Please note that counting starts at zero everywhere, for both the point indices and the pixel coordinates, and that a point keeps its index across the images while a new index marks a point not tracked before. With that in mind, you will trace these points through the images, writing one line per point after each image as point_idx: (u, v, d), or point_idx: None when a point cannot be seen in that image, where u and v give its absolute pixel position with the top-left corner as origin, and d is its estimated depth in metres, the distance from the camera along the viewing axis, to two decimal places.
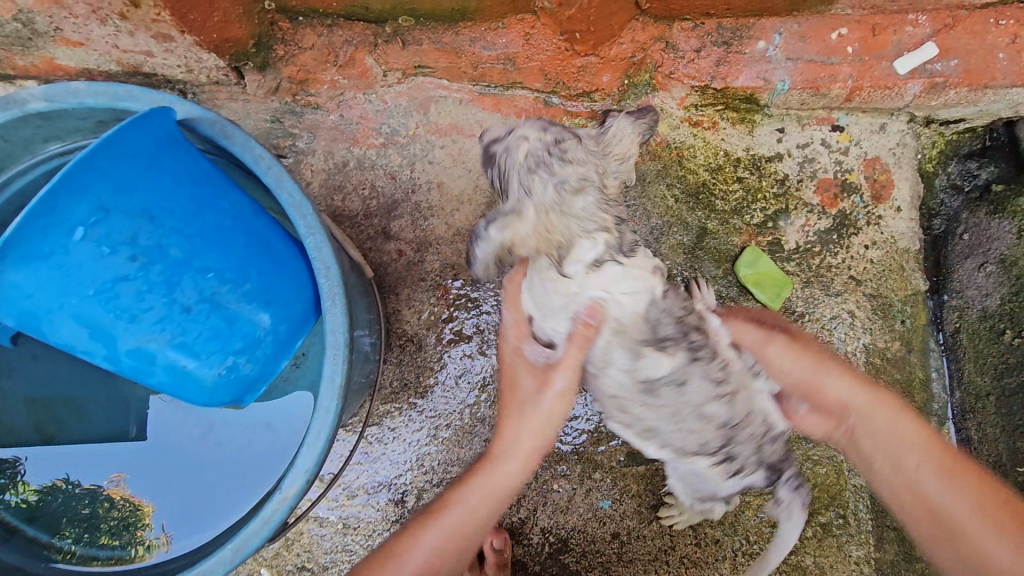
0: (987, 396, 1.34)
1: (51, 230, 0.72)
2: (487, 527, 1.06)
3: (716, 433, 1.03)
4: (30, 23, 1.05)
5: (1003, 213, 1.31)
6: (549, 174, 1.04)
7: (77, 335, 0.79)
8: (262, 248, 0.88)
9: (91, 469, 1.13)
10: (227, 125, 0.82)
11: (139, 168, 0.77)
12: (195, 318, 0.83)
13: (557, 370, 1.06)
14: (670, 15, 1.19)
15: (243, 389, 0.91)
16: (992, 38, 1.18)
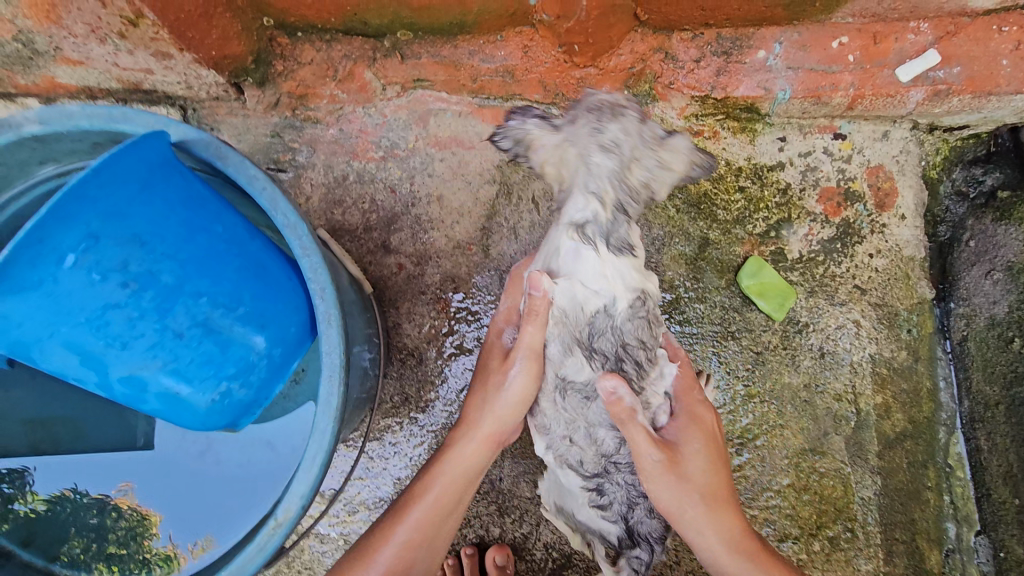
0: (996, 405, 1.31)
1: (40, 260, 0.71)
2: (457, 515, 1.05)
3: (594, 456, 1.09)
4: (29, 43, 1.04)
5: (1010, 219, 1.28)
6: (596, 123, 1.13)
7: (68, 362, 0.79)
8: (256, 271, 0.88)
9: (97, 478, 1.13)
10: (222, 147, 0.82)
11: (132, 194, 0.76)
12: (188, 343, 0.83)
13: (516, 352, 1.03)
14: (669, 25, 1.18)
15: (237, 412, 0.92)
16: (996, 44, 1.17)
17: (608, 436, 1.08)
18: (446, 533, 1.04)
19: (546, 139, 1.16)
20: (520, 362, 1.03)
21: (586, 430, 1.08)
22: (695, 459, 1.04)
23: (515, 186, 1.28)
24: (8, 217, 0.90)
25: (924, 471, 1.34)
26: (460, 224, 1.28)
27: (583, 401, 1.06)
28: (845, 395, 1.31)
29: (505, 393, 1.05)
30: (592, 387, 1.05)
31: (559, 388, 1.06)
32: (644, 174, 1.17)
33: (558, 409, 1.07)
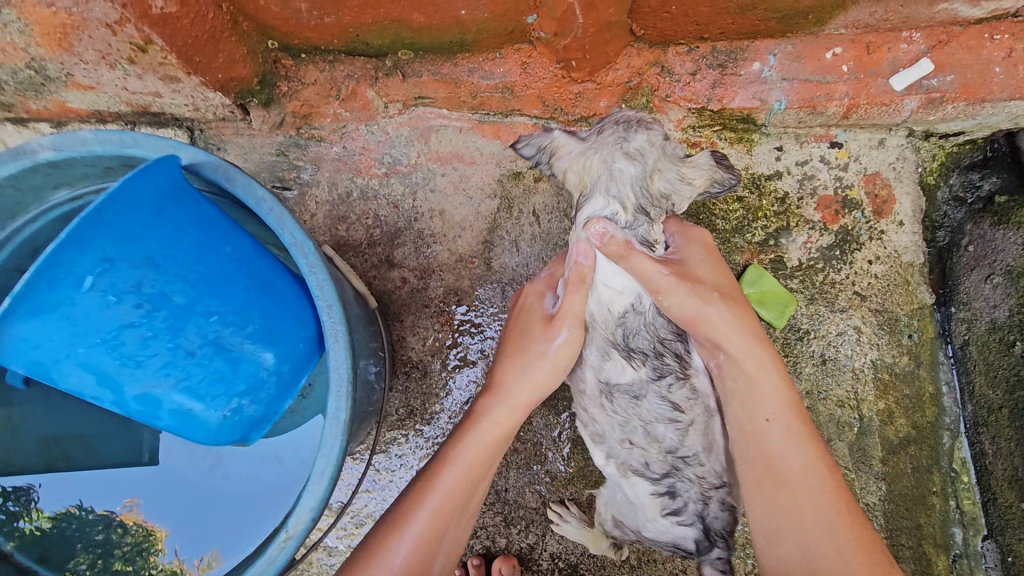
0: (999, 409, 1.32)
1: (58, 283, 0.74)
2: (479, 490, 1.04)
3: (658, 455, 1.13)
4: (42, 70, 1.08)
5: (1008, 224, 1.29)
6: (621, 136, 1.06)
7: (84, 382, 0.81)
8: (264, 290, 0.91)
9: (104, 494, 1.15)
10: (230, 168, 0.84)
11: (145, 217, 0.79)
12: (200, 361, 0.85)
13: (558, 319, 1.07)
14: (665, 40, 1.20)
15: (248, 428, 0.94)
16: (988, 52, 1.19)
17: (668, 431, 1.12)
18: (472, 506, 1.04)
19: (571, 147, 1.11)
20: (565, 328, 1.07)
21: (642, 429, 1.12)
22: (704, 272, 1.08)
23: (515, 200, 1.30)
24: (22, 240, 0.92)
25: (928, 475, 1.34)
26: (462, 238, 1.30)
27: (631, 400, 1.12)
28: (848, 401, 1.32)
29: (550, 360, 1.08)
30: (637, 386, 1.11)
31: (604, 392, 1.12)
32: (666, 186, 1.10)
33: (608, 412, 1.13)
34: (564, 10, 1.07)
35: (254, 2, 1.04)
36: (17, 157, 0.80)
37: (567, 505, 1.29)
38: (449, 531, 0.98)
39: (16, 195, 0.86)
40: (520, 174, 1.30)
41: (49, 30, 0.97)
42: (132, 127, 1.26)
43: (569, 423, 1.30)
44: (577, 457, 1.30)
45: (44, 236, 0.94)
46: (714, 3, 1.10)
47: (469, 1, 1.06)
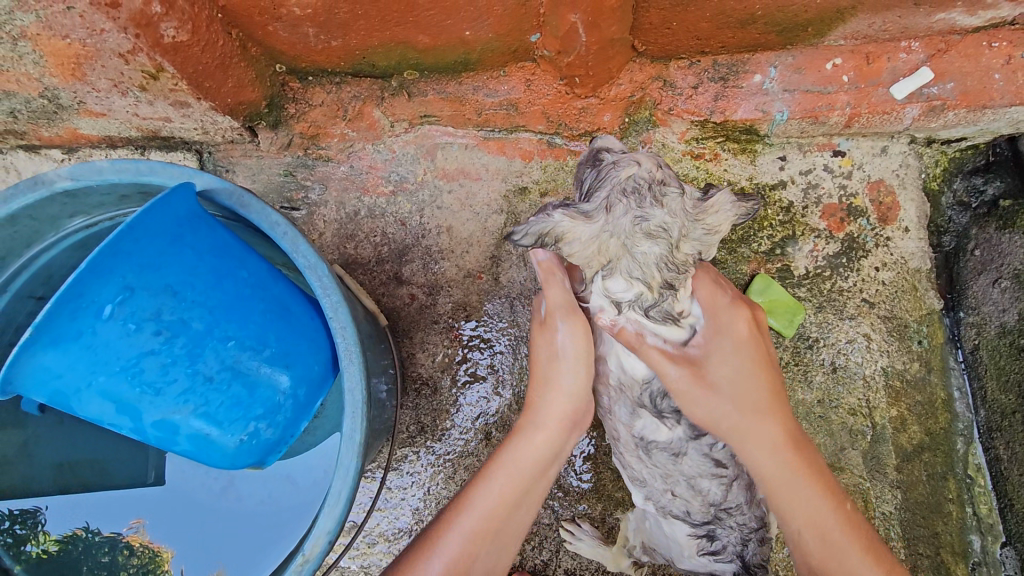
0: (1013, 414, 1.31)
1: (80, 313, 0.77)
2: (517, 507, 1.06)
3: (702, 507, 1.10)
4: (55, 98, 1.10)
5: (1013, 228, 1.31)
6: (636, 203, 0.89)
7: (104, 410, 0.82)
8: (280, 313, 0.91)
9: (111, 516, 1.14)
10: (244, 195, 0.85)
11: (162, 245, 0.80)
12: (217, 387, 0.86)
13: (558, 314, 1.06)
14: (667, 54, 1.22)
15: (265, 451, 0.94)
16: (987, 60, 1.20)
17: (713, 486, 1.09)
18: (515, 521, 1.06)
19: (580, 232, 0.93)
20: (562, 321, 1.06)
21: (686, 481, 1.09)
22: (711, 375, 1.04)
23: (522, 214, 1.31)
24: (37, 267, 0.93)
25: (944, 483, 1.33)
26: (470, 253, 1.31)
27: (670, 457, 1.09)
28: (859, 409, 1.31)
29: (566, 362, 1.08)
30: (676, 445, 1.08)
31: (640, 446, 1.10)
32: (694, 247, 0.96)
33: (648, 465, 1.11)
34: (567, 28, 1.08)
35: (263, 28, 1.06)
36: (36, 188, 0.82)
37: (580, 521, 1.28)
38: (485, 554, 1.02)
39: (32, 224, 0.86)
40: (526, 189, 1.31)
41: (63, 60, 0.99)
42: (143, 151, 1.27)
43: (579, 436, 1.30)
44: (590, 471, 1.29)
45: (59, 262, 0.95)
46: (715, 19, 1.12)
47: (473, 23, 1.08)
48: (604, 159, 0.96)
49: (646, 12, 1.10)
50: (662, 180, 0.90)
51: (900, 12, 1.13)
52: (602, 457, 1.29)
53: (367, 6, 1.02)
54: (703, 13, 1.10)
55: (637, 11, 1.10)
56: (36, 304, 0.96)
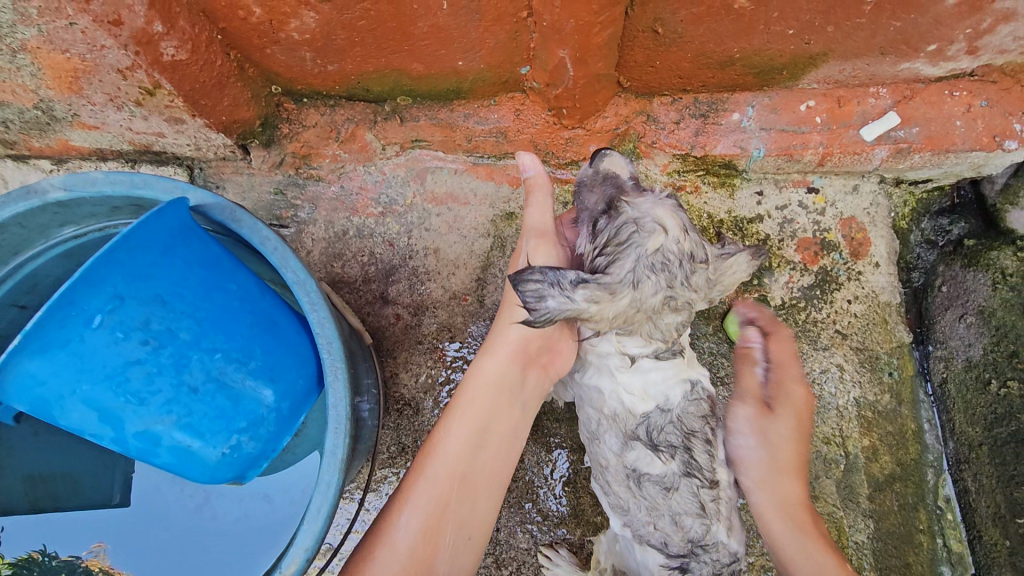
0: (979, 446, 1.36)
1: (69, 321, 0.75)
2: (483, 439, 1.04)
3: (681, 542, 1.07)
4: (49, 110, 1.11)
5: (976, 265, 1.37)
6: (665, 280, 1.00)
7: (86, 418, 0.82)
8: (267, 327, 0.92)
9: (70, 538, 1.10)
10: (237, 210, 0.86)
11: (154, 257, 0.80)
12: (202, 399, 0.87)
13: (524, 237, 1.10)
14: (650, 91, 1.28)
15: (245, 465, 0.93)
16: (949, 107, 1.27)
17: (696, 522, 1.07)
18: (484, 461, 1.03)
19: (607, 310, 0.99)
20: (530, 241, 1.09)
21: (670, 517, 1.08)
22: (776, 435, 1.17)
23: (508, 239, 1.34)
24: (24, 274, 0.93)
25: (915, 513, 1.36)
26: (456, 275, 1.33)
27: (662, 491, 1.08)
28: (833, 438, 1.34)
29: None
30: (669, 478, 1.08)
31: (633, 478, 1.09)
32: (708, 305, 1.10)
33: (636, 496, 1.09)
34: (555, 63, 1.12)
35: (261, 50, 1.09)
36: (28, 197, 0.82)
37: (557, 546, 1.28)
38: (456, 497, 0.99)
39: (22, 233, 0.87)
40: (513, 215, 1.34)
41: (61, 74, 1.01)
42: (133, 165, 1.28)
43: (557, 459, 1.30)
44: (569, 496, 1.29)
45: (45, 270, 0.95)
46: (695, 59, 1.17)
47: (466, 54, 1.13)
48: (627, 218, 1.01)
49: (631, 51, 1.15)
50: (688, 255, 1.01)
51: (867, 61, 1.19)
52: (582, 482, 1.29)
53: (364, 34, 1.05)
54: (684, 54, 1.15)
55: (622, 49, 1.15)
56: (18, 312, 0.96)
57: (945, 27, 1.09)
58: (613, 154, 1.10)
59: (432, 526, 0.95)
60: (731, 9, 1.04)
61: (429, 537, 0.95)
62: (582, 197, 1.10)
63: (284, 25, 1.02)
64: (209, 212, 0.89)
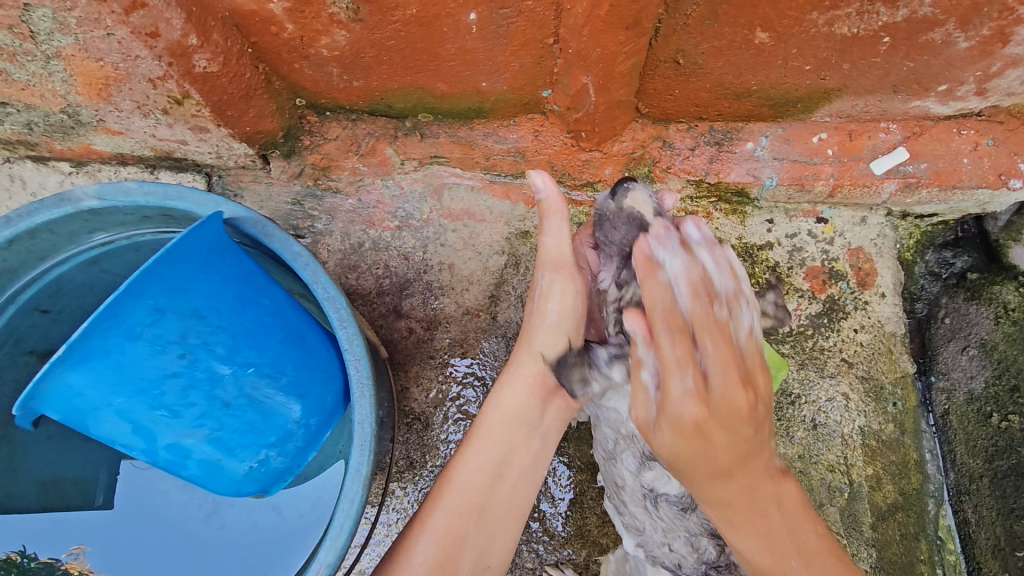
0: (980, 478, 1.38)
1: (110, 333, 0.81)
2: (503, 472, 1.07)
3: (696, 561, 1.16)
4: (75, 115, 1.12)
5: (979, 299, 1.40)
6: None
7: (120, 429, 0.88)
8: (297, 343, 0.97)
9: (50, 540, 1.14)
10: (268, 225, 0.91)
11: (194, 270, 0.85)
12: (233, 413, 0.92)
13: (541, 270, 1.14)
14: (667, 117, 1.30)
15: (270, 479, 1.01)
16: (957, 145, 1.30)
17: (710, 544, 1.14)
18: (502, 494, 1.07)
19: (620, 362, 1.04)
20: (548, 275, 1.13)
21: (685, 537, 1.15)
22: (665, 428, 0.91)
23: (522, 257, 1.34)
24: (49, 278, 1.03)
25: (916, 543, 1.37)
26: (469, 291, 1.33)
27: (678, 512, 1.14)
28: (838, 466, 1.35)
29: (547, 323, 1.12)
30: (686, 500, 1.13)
31: (649, 498, 1.14)
32: None
33: (652, 517, 1.15)
34: (578, 88, 1.14)
35: (289, 65, 1.10)
36: (61, 204, 0.89)
37: (563, 567, 1.27)
38: (472, 529, 1.03)
39: (52, 238, 0.95)
40: (528, 233, 1.35)
41: (92, 81, 1.02)
42: (153, 170, 1.29)
43: (563, 478, 1.30)
44: (576, 516, 1.29)
45: (70, 276, 1.05)
46: (713, 90, 1.20)
47: (490, 76, 1.15)
48: None
49: (651, 80, 1.18)
50: None
51: (880, 98, 1.21)
52: (588, 502, 1.29)
53: (392, 53, 1.07)
54: (703, 84, 1.18)
55: (643, 77, 1.17)
56: (39, 316, 1.06)
57: (956, 69, 1.11)
58: (636, 189, 1.07)
59: (446, 557, 1.00)
60: (752, 43, 1.06)
61: (444, 567, 0.99)
62: (604, 232, 1.10)
63: (314, 41, 1.04)
64: (240, 224, 0.94)
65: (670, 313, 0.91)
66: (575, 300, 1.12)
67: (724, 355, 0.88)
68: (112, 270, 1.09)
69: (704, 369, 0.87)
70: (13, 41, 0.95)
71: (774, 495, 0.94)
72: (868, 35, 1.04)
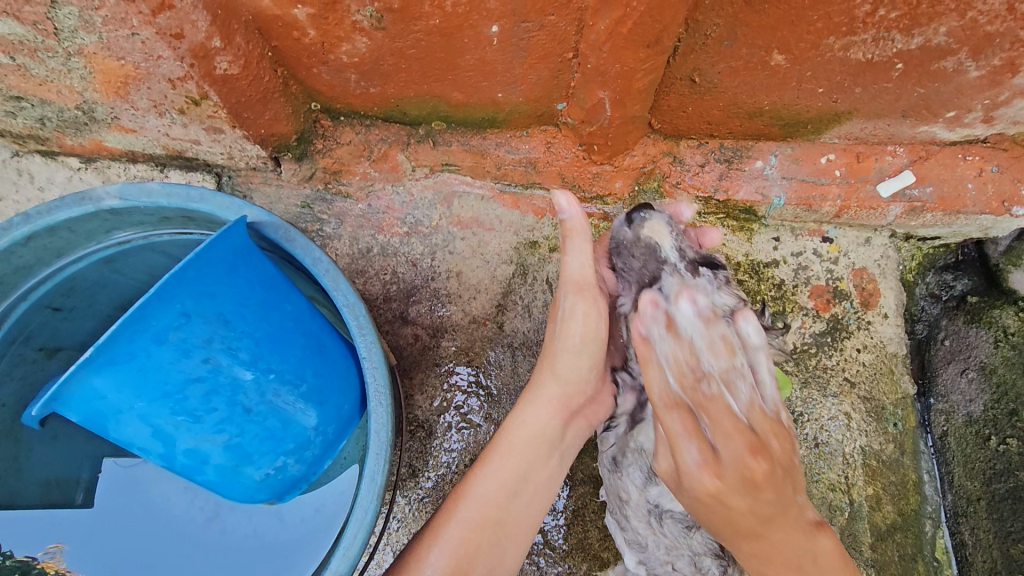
0: (978, 500, 1.39)
1: (137, 336, 0.82)
2: (523, 489, 1.10)
3: None
4: (90, 111, 1.12)
5: (979, 322, 1.42)
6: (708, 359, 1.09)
7: (140, 432, 0.90)
8: (317, 350, 1.00)
9: (31, 539, 1.11)
10: (293, 231, 0.94)
11: (220, 275, 0.87)
12: (254, 420, 0.95)
13: (565, 292, 1.12)
14: (678, 133, 1.32)
15: (286, 486, 1.03)
16: (962, 170, 1.31)
17: (713, 565, 1.14)
18: (519, 509, 1.09)
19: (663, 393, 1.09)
20: (572, 296, 1.12)
21: (688, 557, 1.16)
22: (693, 504, 0.97)
23: (531, 267, 1.34)
24: (63, 276, 1.03)
25: (914, 565, 1.37)
26: (476, 300, 1.32)
27: (682, 529, 1.14)
28: (838, 485, 1.35)
29: (569, 345, 1.13)
30: (690, 517, 1.14)
31: (653, 513, 1.15)
32: None
33: (655, 532, 1.16)
34: (594, 102, 1.15)
35: (308, 69, 1.11)
36: (83, 203, 0.91)
37: None
38: (487, 542, 1.04)
39: (69, 236, 0.96)
40: (536, 244, 1.34)
41: (111, 79, 1.03)
42: (162, 169, 1.28)
43: (565, 491, 1.30)
44: (576, 528, 1.29)
45: (83, 275, 1.06)
46: (726, 109, 1.21)
47: (507, 87, 1.16)
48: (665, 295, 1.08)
49: (666, 96, 1.19)
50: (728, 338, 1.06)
51: (889, 122, 1.23)
52: (589, 514, 1.29)
53: (412, 61, 1.08)
54: (717, 102, 1.19)
55: (658, 94, 1.18)
56: (50, 313, 1.07)
57: (965, 97, 1.13)
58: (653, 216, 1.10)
59: (459, 568, 1.01)
60: (768, 65, 1.08)
61: None
62: (624, 259, 1.13)
63: (335, 48, 1.04)
64: (262, 228, 0.96)
65: (667, 394, 1.00)
66: (598, 322, 1.12)
67: (725, 426, 0.93)
68: (126, 270, 1.11)
69: (707, 441, 0.93)
70: (36, 37, 0.95)
71: (809, 550, 0.92)
72: (883, 61, 1.06)
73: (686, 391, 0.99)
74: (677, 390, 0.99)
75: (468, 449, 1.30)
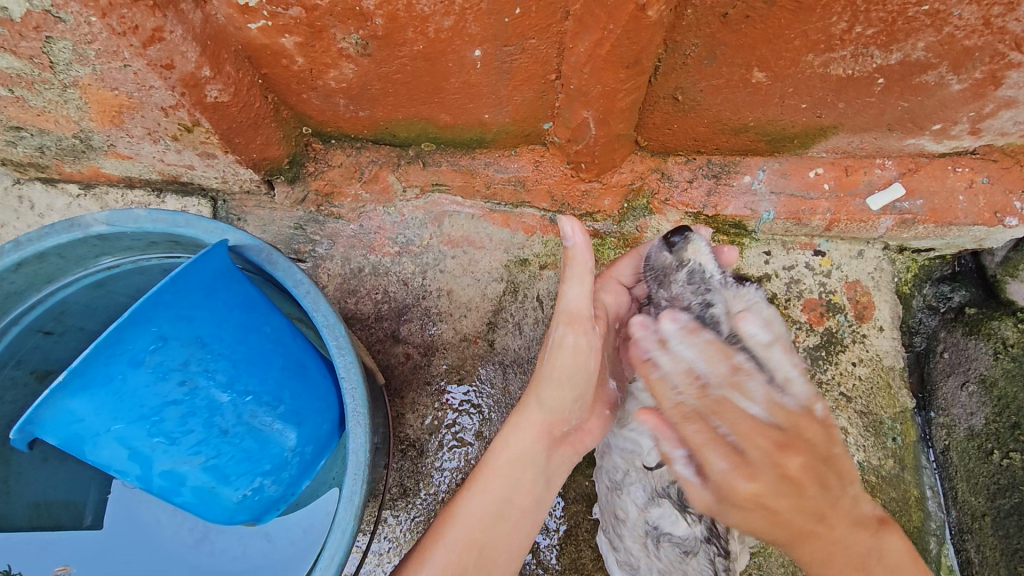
0: (983, 516, 1.36)
1: (114, 359, 0.84)
2: (506, 513, 1.10)
3: None
4: (87, 139, 1.15)
5: (978, 334, 1.39)
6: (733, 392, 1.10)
7: (117, 455, 0.91)
8: (296, 371, 1.01)
9: (36, 561, 1.13)
10: (274, 254, 0.96)
11: (198, 299, 0.89)
12: (231, 441, 0.95)
13: (560, 323, 1.09)
14: (666, 150, 1.33)
15: (263, 508, 1.03)
16: (952, 181, 1.30)
17: None
18: (502, 531, 1.09)
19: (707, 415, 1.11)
20: (565, 324, 1.08)
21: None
22: (745, 516, 0.94)
23: (521, 285, 1.34)
24: (52, 302, 1.05)
25: None
26: (467, 318, 1.33)
27: (679, 552, 1.16)
28: None
29: (552, 374, 1.10)
30: (688, 542, 1.15)
31: (650, 535, 1.16)
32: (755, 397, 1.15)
33: (649, 554, 1.17)
34: (579, 121, 1.17)
35: (297, 95, 1.14)
36: (72, 229, 0.93)
37: None
38: (472, 566, 1.05)
39: (60, 262, 0.99)
40: (527, 261, 1.35)
41: (106, 109, 1.06)
42: (159, 193, 1.32)
43: (557, 509, 1.29)
44: (569, 547, 1.27)
45: (71, 300, 1.08)
46: (711, 125, 1.23)
47: (493, 108, 1.18)
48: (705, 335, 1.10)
49: (651, 114, 1.21)
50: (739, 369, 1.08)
51: (876, 135, 1.23)
52: (582, 535, 1.28)
53: (399, 85, 1.11)
54: (700, 120, 1.21)
55: (642, 112, 1.20)
56: (41, 337, 1.09)
57: (950, 110, 1.13)
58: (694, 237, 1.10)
59: None
60: (749, 82, 1.09)
61: None
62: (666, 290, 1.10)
63: (323, 74, 1.07)
64: (245, 250, 0.97)
65: (678, 408, 0.96)
66: (587, 355, 1.09)
67: (748, 430, 0.90)
68: (119, 292, 1.13)
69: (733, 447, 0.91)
70: (32, 70, 0.98)
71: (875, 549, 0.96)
72: (863, 76, 1.06)
73: (705, 393, 0.95)
74: (695, 399, 0.95)
75: (460, 468, 1.29)
